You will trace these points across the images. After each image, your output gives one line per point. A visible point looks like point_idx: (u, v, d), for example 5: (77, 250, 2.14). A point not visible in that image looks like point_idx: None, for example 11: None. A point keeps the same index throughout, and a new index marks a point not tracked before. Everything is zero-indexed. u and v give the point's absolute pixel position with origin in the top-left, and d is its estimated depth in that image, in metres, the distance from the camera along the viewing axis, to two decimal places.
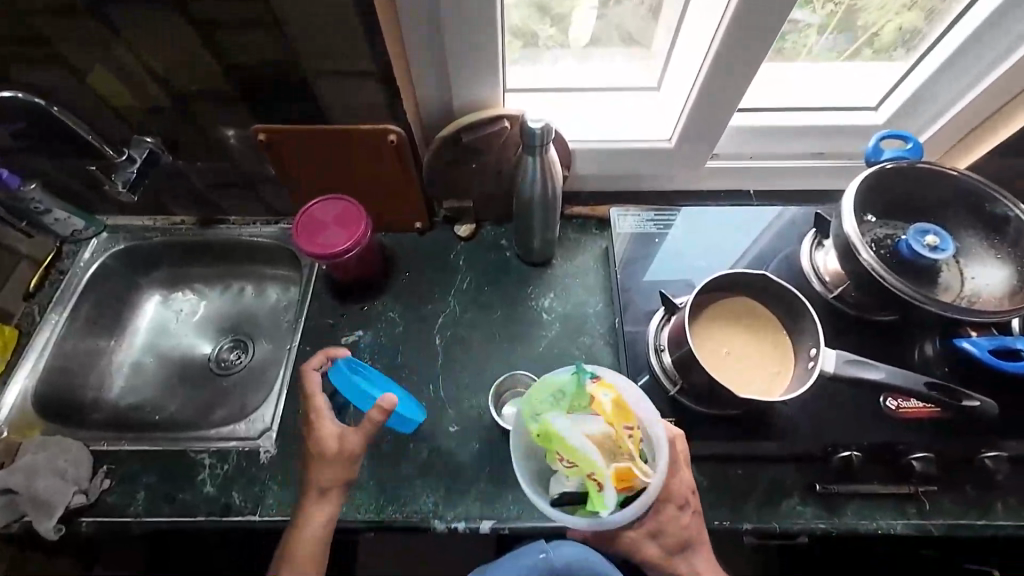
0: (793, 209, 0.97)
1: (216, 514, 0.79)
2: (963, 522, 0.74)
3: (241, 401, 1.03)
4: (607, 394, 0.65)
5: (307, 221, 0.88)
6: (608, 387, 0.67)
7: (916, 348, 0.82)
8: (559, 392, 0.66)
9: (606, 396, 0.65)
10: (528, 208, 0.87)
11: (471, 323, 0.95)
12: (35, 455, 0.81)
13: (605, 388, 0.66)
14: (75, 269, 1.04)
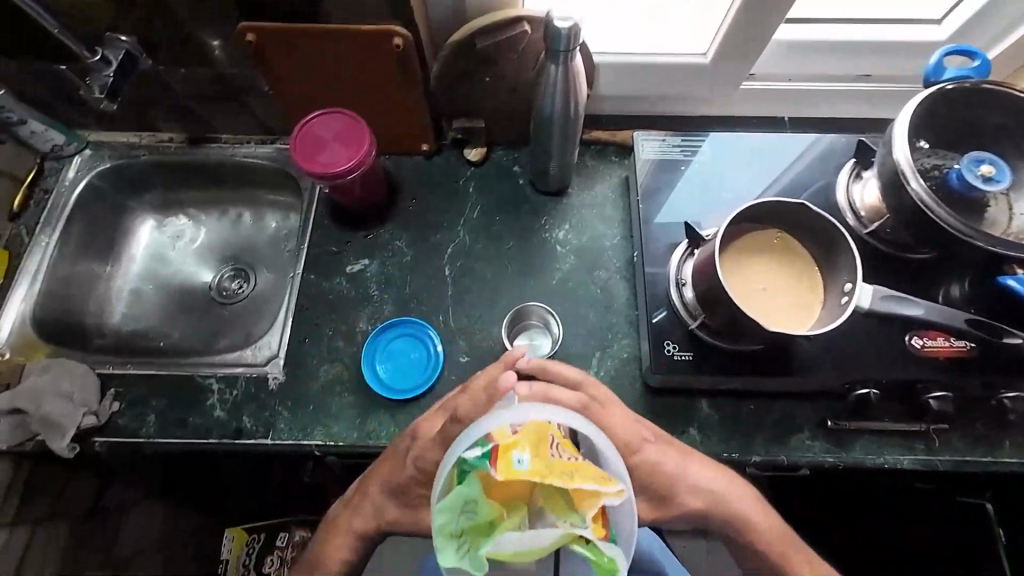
0: (834, 137, 0.89)
1: (229, 437, 0.80)
2: (970, 458, 0.74)
3: (245, 330, 1.01)
4: (504, 453, 0.50)
5: (306, 138, 0.81)
6: (513, 448, 0.50)
7: (945, 287, 0.78)
8: (470, 505, 0.50)
9: (510, 461, 0.49)
10: (547, 127, 0.79)
11: (482, 253, 0.91)
12: (40, 378, 0.79)
13: (500, 452, 0.50)
14: (60, 187, 0.98)
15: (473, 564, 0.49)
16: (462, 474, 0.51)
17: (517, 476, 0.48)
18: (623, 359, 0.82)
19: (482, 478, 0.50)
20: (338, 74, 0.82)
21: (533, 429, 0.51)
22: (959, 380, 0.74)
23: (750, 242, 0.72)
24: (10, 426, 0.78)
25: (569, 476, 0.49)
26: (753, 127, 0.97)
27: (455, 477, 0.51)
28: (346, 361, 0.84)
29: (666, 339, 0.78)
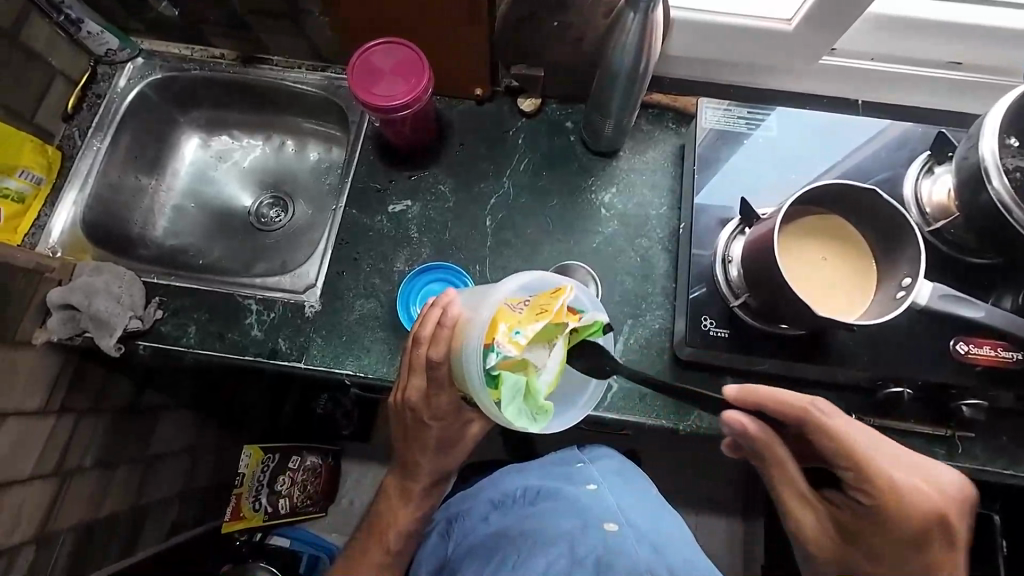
0: (910, 126, 0.84)
1: (264, 356, 0.82)
2: (989, 468, 0.74)
3: (282, 258, 1.02)
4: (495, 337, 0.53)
5: (363, 67, 0.79)
6: (499, 335, 0.53)
7: (998, 298, 0.76)
8: (512, 394, 0.54)
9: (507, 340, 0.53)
10: (611, 82, 0.76)
11: (525, 208, 0.90)
12: (91, 278, 0.82)
13: (495, 341, 0.53)
14: (112, 94, 0.98)
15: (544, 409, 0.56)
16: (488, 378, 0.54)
17: (519, 343, 0.53)
18: (654, 330, 0.82)
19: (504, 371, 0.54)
20: (400, 3, 0.79)
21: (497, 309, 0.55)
22: (996, 391, 0.72)
23: (820, 220, 0.70)
24: (61, 320, 0.81)
25: (540, 310, 0.54)
26: (822, 107, 0.92)
27: (490, 387, 0.55)
28: (380, 298, 0.85)
29: (703, 314, 0.77)
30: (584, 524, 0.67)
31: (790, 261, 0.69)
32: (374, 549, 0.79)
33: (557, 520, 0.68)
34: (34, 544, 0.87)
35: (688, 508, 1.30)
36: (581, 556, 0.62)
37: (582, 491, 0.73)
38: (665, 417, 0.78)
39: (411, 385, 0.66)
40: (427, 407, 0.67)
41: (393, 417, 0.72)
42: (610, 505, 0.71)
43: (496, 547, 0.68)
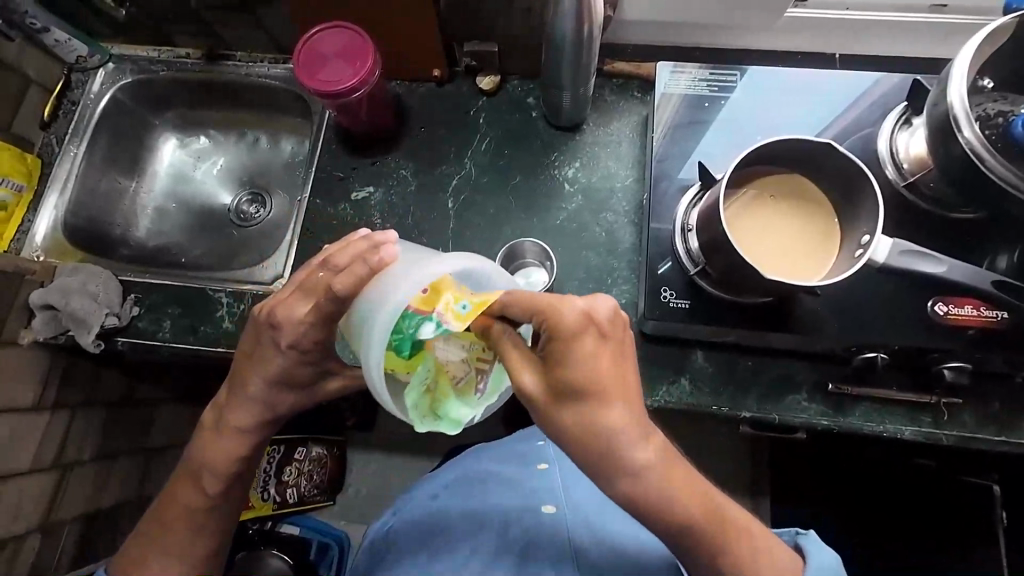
0: (887, 79, 0.79)
1: (235, 347, 0.84)
2: (979, 436, 0.70)
3: (258, 252, 1.04)
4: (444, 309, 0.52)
5: (308, 52, 0.79)
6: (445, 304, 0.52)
7: (990, 257, 0.71)
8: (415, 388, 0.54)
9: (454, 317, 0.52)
10: (559, 51, 0.74)
11: (487, 188, 0.88)
12: (69, 278, 0.85)
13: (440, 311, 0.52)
14: (86, 100, 1.01)
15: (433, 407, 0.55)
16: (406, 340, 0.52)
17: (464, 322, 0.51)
18: (619, 305, 0.80)
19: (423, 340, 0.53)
20: None
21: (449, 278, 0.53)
22: (984, 354, 0.68)
23: (769, 170, 0.68)
24: (44, 320, 0.84)
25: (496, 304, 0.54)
26: (796, 65, 0.87)
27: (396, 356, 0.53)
28: None
29: (664, 286, 0.75)
30: (525, 508, 0.63)
31: (741, 215, 0.66)
32: (188, 485, 0.66)
33: (500, 506, 0.64)
34: (39, 533, 0.92)
35: None
36: (512, 545, 0.59)
37: (532, 475, 0.67)
38: None
39: (287, 309, 0.60)
40: (291, 329, 0.59)
41: (257, 324, 0.64)
42: (551, 485, 0.66)
43: (443, 528, 0.64)
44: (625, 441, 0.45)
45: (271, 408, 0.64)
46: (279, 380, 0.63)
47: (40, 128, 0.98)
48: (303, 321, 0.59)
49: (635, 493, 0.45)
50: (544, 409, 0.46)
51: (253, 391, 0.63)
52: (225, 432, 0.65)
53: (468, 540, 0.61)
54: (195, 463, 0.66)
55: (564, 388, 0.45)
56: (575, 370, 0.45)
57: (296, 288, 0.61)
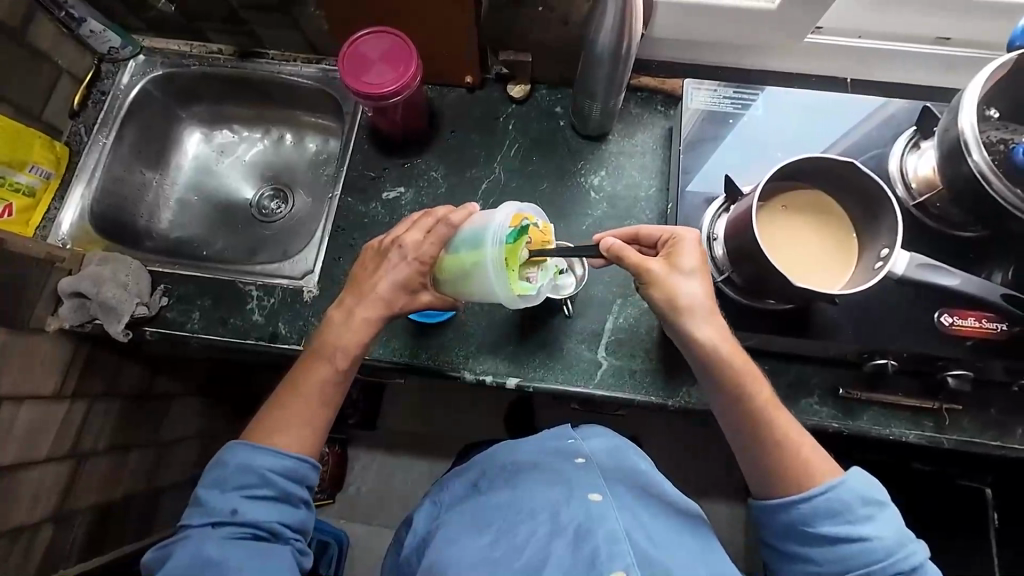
0: (897, 104, 0.85)
1: (265, 339, 0.85)
2: (977, 439, 0.75)
3: (282, 247, 1.05)
4: (523, 214, 0.68)
5: (352, 54, 0.82)
6: (525, 220, 0.68)
7: (988, 272, 0.76)
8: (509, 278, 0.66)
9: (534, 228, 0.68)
10: (596, 65, 0.78)
11: (516, 193, 0.91)
12: (100, 267, 0.86)
13: (523, 219, 0.67)
14: (116, 91, 1.01)
15: (530, 287, 0.69)
16: (506, 240, 0.66)
17: (539, 229, 0.69)
18: (643, 308, 0.84)
19: (514, 244, 0.67)
20: None
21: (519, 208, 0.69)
22: (984, 363, 0.73)
23: (786, 183, 0.72)
24: (72, 308, 0.85)
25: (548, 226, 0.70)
26: (811, 86, 0.93)
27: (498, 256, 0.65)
28: None
29: None
30: (570, 495, 0.62)
31: (763, 226, 0.70)
32: (319, 368, 0.69)
33: (545, 495, 0.63)
34: (53, 522, 0.91)
35: (701, 493, 1.37)
36: (564, 528, 0.58)
37: (571, 468, 0.67)
38: (654, 392, 0.80)
39: (410, 237, 0.70)
40: (415, 244, 0.70)
41: (371, 255, 0.74)
42: (592, 474, 0.65)
43: (495, 515, 0.64)
44: (710, 306, 0.64)
45: (391, 307, 0.70)
46: (401, 284, 0.70)
47: (69, 116, 0.99)
48: (421, 239, 0.70)
49: (714, 342, 0.63)
50: (663, 277, 0.64)
51: (381, 289, 0.70)
52: (355, 322, 0.69)
53: (521, 527, 0.60)
54: (323, 349, 0.70)
55: (679, 265, 0.65)
56: (689, 256, 0.65)
57: (411, 223, 0.73)
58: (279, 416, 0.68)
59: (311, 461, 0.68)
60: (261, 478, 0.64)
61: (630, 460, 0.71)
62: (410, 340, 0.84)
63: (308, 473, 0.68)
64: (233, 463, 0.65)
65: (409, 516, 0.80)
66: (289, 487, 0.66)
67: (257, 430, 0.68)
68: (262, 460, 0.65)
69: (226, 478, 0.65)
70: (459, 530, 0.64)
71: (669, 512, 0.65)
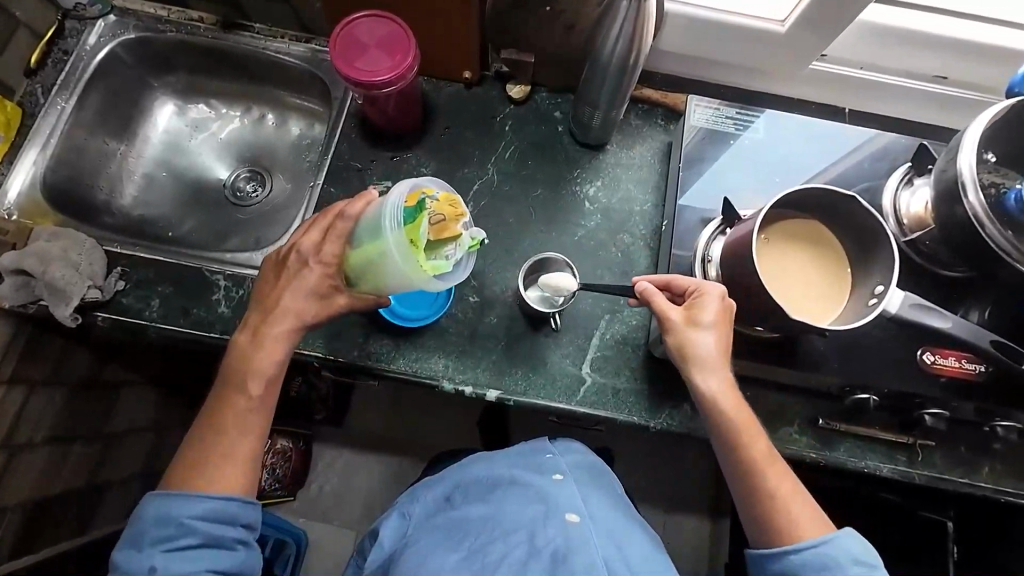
0: (893, 139, 0.85)
1: (230, 334, 0.79)
2: (946, 476, 0.76)
3: (256, 234, 0.99)
4: (420, 190, 0.63)
5: (345, 38, 0.77)
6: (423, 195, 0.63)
7: (965, 310, 0.77)
8: (413, 254, 0.60)
9: (435, 201, 0.63)
10: (601, 74, 0.75)
11: (508, 196, 0.88)
12: (49, 244, 0.78)
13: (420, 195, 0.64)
14: (80, 52, 0.93)
15: (447, 263, 0.63)
16: (404, 219, 0.62)
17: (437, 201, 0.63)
18: (632, 326, 0.82)
19: (414, 219, 0.62)
20: None
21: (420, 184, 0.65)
22: (958, 402, 0.74)
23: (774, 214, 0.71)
24: (14, 286, 0.77)
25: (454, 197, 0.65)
26: (810, 113, 0.92)
27: (399, 234, 0.60)
28: None
29: None
30: (547, 515, 0.59)
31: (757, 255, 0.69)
32: (235, 398, 0.65)
33: (520, 513, 0.60)
34: None
35: (669, 507, 1.37)
36: (540, 551, 0.55)
37: (547, 483, 0.64)
38: (637, 413, 0.78)
39: (309, 240, 0.67)
40: (314, 246, 0.67)
41: (274, 264, 0.69)
42: (570, 491, 0.62)
43: (469, 531, 0.61)
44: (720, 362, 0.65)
45: (306, 316, 0.67)
46: (312, 292, 0.67)
47: (25, 75, 0.90)
48: (321, 240, 0.67)
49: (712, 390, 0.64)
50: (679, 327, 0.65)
51: (291, 302, 0.67)
52: (266, 340, 0.66)
53: (493, 547, 0.57)
54: (240, 374, 0.65)
55: (694, 318, 0.65)
56: (708, 314, 0.65)
57: (310, 225, 0.69)
58: (200, 457, 0.62)
59: (240, 497, 0.62)
60: (180, 527, 0.59)
61: (605, 482, 0.69)
62: (388, 344, 0.80)
63: (237, 512, 0.62)
64: (151, 516, 0.60)
65: (377, 524, 0.75)
66: (217, 530, 0.60)
67: (178, 478, 0.62)
68: (181, 507, 0.60)
69: (145, 534, 0.59)
70: (430, 546, 0.61)
71: (640, 531, 0.64)
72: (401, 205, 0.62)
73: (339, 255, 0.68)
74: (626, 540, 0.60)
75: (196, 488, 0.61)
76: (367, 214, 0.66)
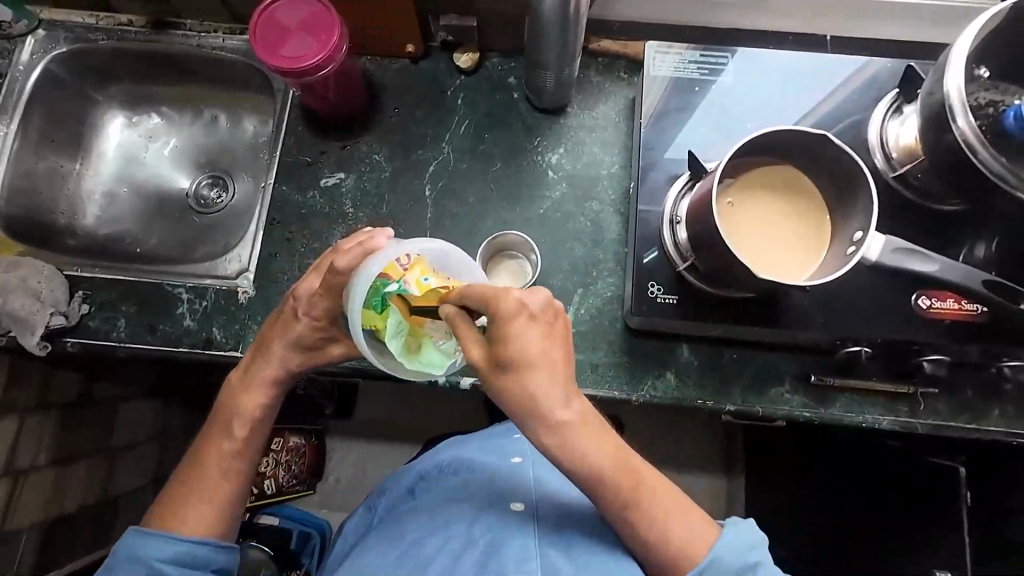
0: (878, 64, 0.77)
1: (199, 346, 0.79)
2: (951, 423, 0.71)
3: (222, 241, 0.96)
4: (408, 270, 0.57)
5: (267, 24, 0.72)
6: (414, 276, 0.57)
7: (968, 246, 0.71)
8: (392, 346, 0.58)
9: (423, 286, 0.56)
10: (542, 30, 0.69)
11: (466, 175, 0.83)
12: (7, 274, 0.78)
13: (398, 273, 0.57)
14: (14, 72, 0.90)
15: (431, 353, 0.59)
16: (376, 305, 0.57)
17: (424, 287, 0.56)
18: (605, 298, 0.78)
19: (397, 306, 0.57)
20: None
21: (415, 259, 0.58)
22: (961, 345, 0.69)
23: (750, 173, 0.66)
24: None
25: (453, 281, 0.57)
26: (787, 46, 0.84)
27: (375, 321, 0.58)
28: None
29: (650, 280, 0.73)
30: (490, 506, 0.57)
31: (720, 219, 0.64)
32: (219, 438, 0.64)
33: (465, 502, 0.58)
34: None
35: (678, 469, 1.36)
36: (477, 541, 0.53)
37: (498, 473, 0.62)
38: (619, 388, 0.74)
39: (303, 287, 0.65)
40: (307, 301, 0.64)
41: (280, 311, 0.67)
42: (520, 480, 0.61)
43: (414, 522, 0.59)
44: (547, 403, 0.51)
45: (292, 359, 0.66)
46: (297, 340, 0.65)
47: None
48: (315, 292, 0.64)
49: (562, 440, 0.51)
50: (504, 326, 0.50)
51: (282, 349, 0.65)
52: (252, 384, 0.65)
53: (432, 538, 0.55)
54: (228, 412, 0.65)
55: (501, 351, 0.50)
56: (510, 344, 0.50)
57: (314, 270, 0.67)
58: (183, 489, 0.62)
59: (214, 542, 0.61)
60: (151, 569, 0.58)
61: None
62: None
63: (208, 556, 0.60)
64: (122, 552, 0.59)
65: (344, 523, 0.73)
66: (186, 574, 0.59)
67: (161, 509, 0.62)
68: (152, 547, 0.58)
69: (115, 569, 0.58)
70: (378, 539, 0.59)
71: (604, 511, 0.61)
72: (373, 288, 0.57)
73: (331, 309, 0.64)
74: (574, 526, 0.56)
75: (170, 527, 0.60)
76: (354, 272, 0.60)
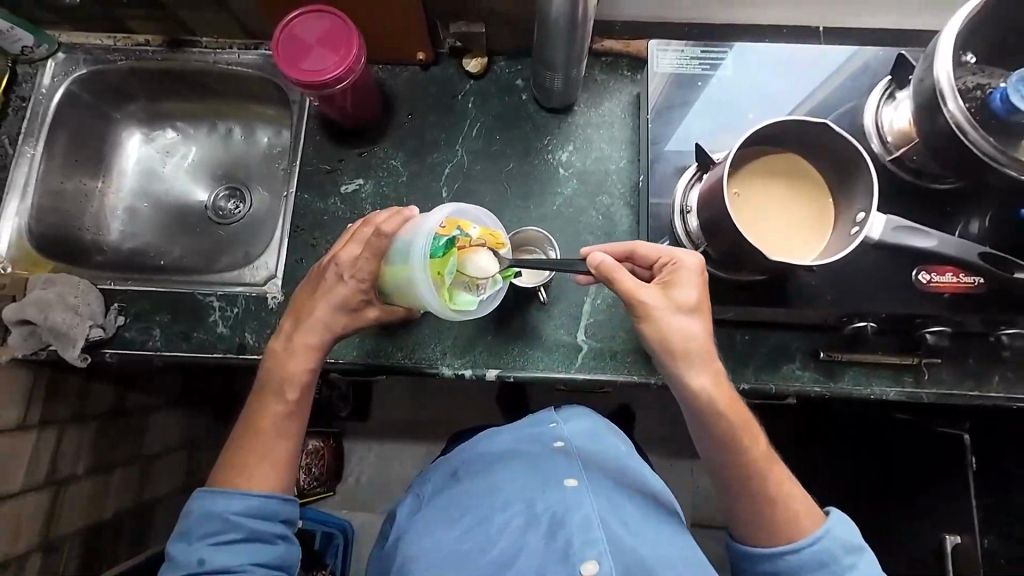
0: (871, 53, 0.81)
1: (232, 352, 0.82)
2: (955, 391, 0.75)
3: (244, 249, 1.00)
4: (457, 223, 0.64)
5: (288, 40, 0.75)
6: (463, 229, 0.65)
7: (964, 222, 0.75)
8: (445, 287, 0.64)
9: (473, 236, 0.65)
10: (552, 35, 0.72)
11: (481, 176, 0.87)
12: (45, 291, 0.81)
13: (455, 227, 0.64)
14: (37, 95, 0.93)
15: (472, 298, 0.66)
16: (434, 252, 0.63)
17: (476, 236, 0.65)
18: None
19: (452, 253, 0.64)
20: None
21: (461, 216, 0.66)
22: (963, 315, 0.72)
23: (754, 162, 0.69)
24: (21, 336, 0.80)
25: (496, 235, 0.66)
26: (783, 38, 0.88)
27: (432, 265, 0.63)
28: None
29: None
30: (545, 484, 0.60)
31: (732, 201, 0.68)
32: (269, 405, 0.67)
33: (520, 482, 0.61)
34: (41, 550, 0.90)
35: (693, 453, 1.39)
36: (539, 517, 0.56)
37: (544, 456, 0.65)
38: (636, 371, 0.79)
39: (345, 253, 0.68)
40: (350, 265, 0.67)
41: (315, 277, 0.71)
42: (570, 458, 0.65)
43: (470, 503, 0.62)
44: (707, 351, 0.63)
45: (333, 329, 0.68)
46: (342, 305, 0.68)
47: None
48: (358, 256, 0.67)
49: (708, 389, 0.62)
50: (676, 276, 0.64)
51: (323, 315, 0.68)
52: (295, 350, 0.68)
53: (495, 517, 0.58)
54: (275, 381, 0.68)
55: (674, 298, 0.63)
56: (686, 289, 0.63)
57: (349, 236, 0.69)
58: (240, 460, 0.65)
59: (281, 495, 0.65)
60: (226, 522, 0.61)
61: (608, 444, 0.69)
62: (384, 340, 0.82)
63: (278, 508, 0.64)
64: (197, 511, 0.62)
65: (393, 511, 0.76)
66: (259, 526, 0.62)
67: (223, 475, 0.65)
68: (225, 503, 0.62)
69: (191, 529, 0.61)
70: (434, 521, 0.62)
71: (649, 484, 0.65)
72: (434, 237, 0.62)
73: (373, 272, 0.68)
74: (625, 500, 0.60)
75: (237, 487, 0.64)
76: (403, 232, 0.66)
